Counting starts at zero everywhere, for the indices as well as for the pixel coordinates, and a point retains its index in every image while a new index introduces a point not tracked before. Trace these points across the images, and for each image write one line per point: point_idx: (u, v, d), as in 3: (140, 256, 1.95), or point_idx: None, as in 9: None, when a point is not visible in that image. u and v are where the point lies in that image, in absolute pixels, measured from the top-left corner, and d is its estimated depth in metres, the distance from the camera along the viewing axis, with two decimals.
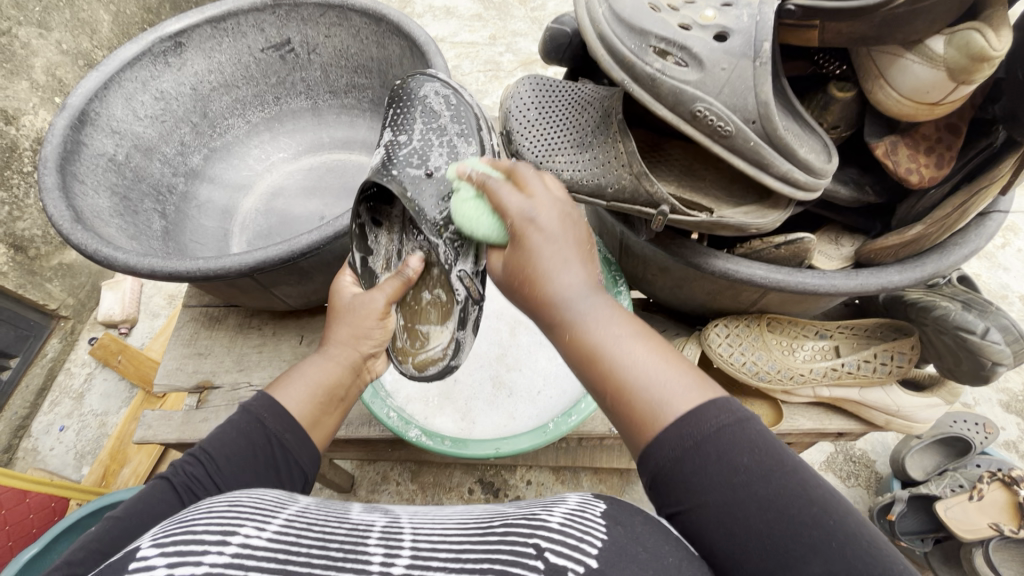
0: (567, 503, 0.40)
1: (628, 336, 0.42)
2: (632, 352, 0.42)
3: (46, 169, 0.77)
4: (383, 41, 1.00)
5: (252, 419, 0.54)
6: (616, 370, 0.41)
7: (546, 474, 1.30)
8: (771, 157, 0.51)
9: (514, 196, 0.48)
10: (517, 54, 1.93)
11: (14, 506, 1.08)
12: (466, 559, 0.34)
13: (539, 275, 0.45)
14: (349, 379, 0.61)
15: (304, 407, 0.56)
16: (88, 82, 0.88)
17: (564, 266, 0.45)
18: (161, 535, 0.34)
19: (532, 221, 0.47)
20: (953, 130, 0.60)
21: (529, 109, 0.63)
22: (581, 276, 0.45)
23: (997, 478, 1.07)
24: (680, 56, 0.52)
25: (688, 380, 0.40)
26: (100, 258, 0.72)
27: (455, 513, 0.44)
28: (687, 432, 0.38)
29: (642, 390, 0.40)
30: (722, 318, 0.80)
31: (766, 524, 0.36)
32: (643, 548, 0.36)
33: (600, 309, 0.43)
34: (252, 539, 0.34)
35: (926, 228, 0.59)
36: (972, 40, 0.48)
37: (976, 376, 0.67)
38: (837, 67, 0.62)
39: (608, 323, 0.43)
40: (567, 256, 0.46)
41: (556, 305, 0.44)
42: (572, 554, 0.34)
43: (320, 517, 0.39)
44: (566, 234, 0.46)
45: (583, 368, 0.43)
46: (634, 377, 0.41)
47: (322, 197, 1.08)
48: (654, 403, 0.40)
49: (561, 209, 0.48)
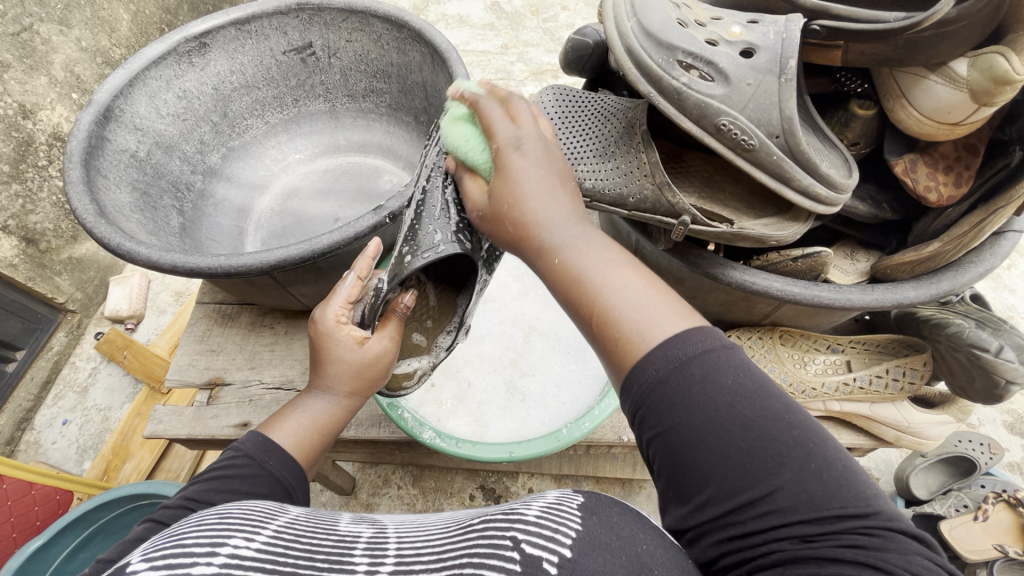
0: (545, 498, 0.40)
1: (615, 263, 0.44)
2: (623, 281, 0.43)
3: (71, 164, 0.78)
4: (404, 47, 1.01)
5: (252, 463, 0.54)
6: (601, 293, 0.43)
7: (548, 482, 1.30)
8: (794, 171, 0.52)
9: (503, 123, 0.51)
10: (528, 63, 1.95)
11: (20, 498, 1.08)
12: (448, 558, 0.35)
13: (518, 198, 0.48)
14: (347, 417, 0.62)
15: (300, 446, 0.58)
16: (113, 80, 0.90)
17: (545, 190, 0.48)
18: (149, 550, 0.34)
19: (515, 147, 0.49)
20: (971, 150, 0.61)
21: (551, 119, 0.64)
22: (568, 208, 0.48)
23: (1003, 499, 1.08)
24: (705, 71, 0.53)
25: (667, 309, 0.41)
26: (122, 252, 0.72)
27: (441, 519, 0.44)
28: (668, 356, 0.38)
29: (627, 312, 0.41)
30: (736, 330, 0.80)
31: (745, 449, 0.36)
32: (616, 537, 0.36)
33: (587, 236, 0.46)
34: (241, 549, 0.34)
35: (943, 246, 0.59)
36: (995, 64, 0.49)
37: (990, 395, 0.67)
38: (860, 85, 0.65)
39: (595, 257, 0.45)
40: (548, 185, 0.48)
41: (537, 233, 0.47)
42: (547, 545, 0.34)
43: (308, 529, 0.40)
44: (549, 164, 0.49)
45: (563, 292, 0.46)
46: (617, 302, 0.42)
47: (337, 198, 1.09)
48: (637, 331, 0.40)
49: (543, 144, 0.50)
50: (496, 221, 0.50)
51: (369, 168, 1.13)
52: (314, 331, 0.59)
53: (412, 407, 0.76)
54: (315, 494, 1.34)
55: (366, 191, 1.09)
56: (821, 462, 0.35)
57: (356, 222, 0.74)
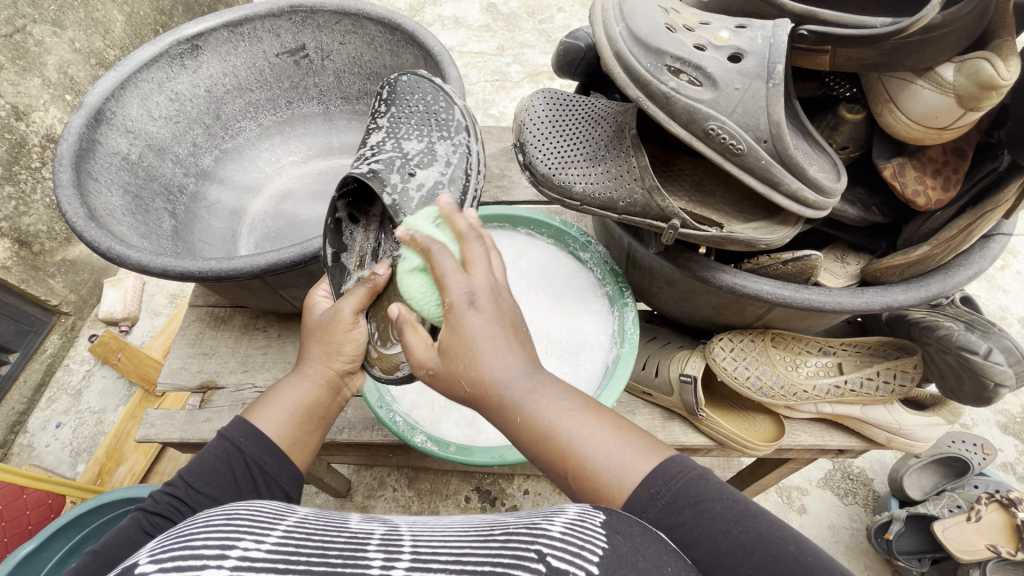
0: (566, 512, 0.40)
1: (577, 412, 0.47)
2: (577, 425, 0.46)
3: (61, 167, 0.78)
4: (397, 49, 1.01)
5: (228, 445, 0.55)
6: (571, 448, 0.45)
7: (544, 484, 1.30)
8: (782, 176, 0.52)
9: (456, 275, 0.48)
10: (524, 65, 1.95)
11: (11, 502, 1.07)
12: (466, 561, 0.35)
13: (478, 376, 0.46)
14: (326, 394, 0.61)
15: (283, 431, 0.58)
16: (104, 82, 0.89)
17: (495, 361, 0.46)
18: (159, 551, 0.34)
19: (471, 302, 0.47)
20: (959, 154, 0.61)
21: (542, 123, 0.65)
22: (520, 361, 0.47)
23: (994, 499, 1.08)
24: (694, 75, 0.53)
25: (629, 447, 0.45)
26: (112, 255, 0.72)
27: (455, 522, 0.44)
28: (650, 491, 0.43)
29: (597, 467, 0.44)
30: (726, 333, 0.80)
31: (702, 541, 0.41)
32: (643, 557, 0.36)
33: (543, 388, 0.47)
34: (251, 552, 0.34)
35: (932, 250, 0.59)
36: (981, 69, 0.49)
37: (980, 397, 0.67)
38: (847, 89, 0.65)
39: (554, 401, 0.47)
40: (500, 341, 0.47)
41: (496, 394, 0.46)
42: (573, 560, 0.34)
43: (318, 528, 0.40)
44: (500, 326, 0.47)
45: (530, 450, 0.47)
46: (588, 454, 0.45)
47: (331, 200, 1.09)
48: (610, 476, 0.44)
49: (488, 281, 0.49)
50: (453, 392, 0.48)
51: None
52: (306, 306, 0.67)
53: (404, 411, 0.76)
54: (310, 497, 1.34)
55: None
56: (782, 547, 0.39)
57: None
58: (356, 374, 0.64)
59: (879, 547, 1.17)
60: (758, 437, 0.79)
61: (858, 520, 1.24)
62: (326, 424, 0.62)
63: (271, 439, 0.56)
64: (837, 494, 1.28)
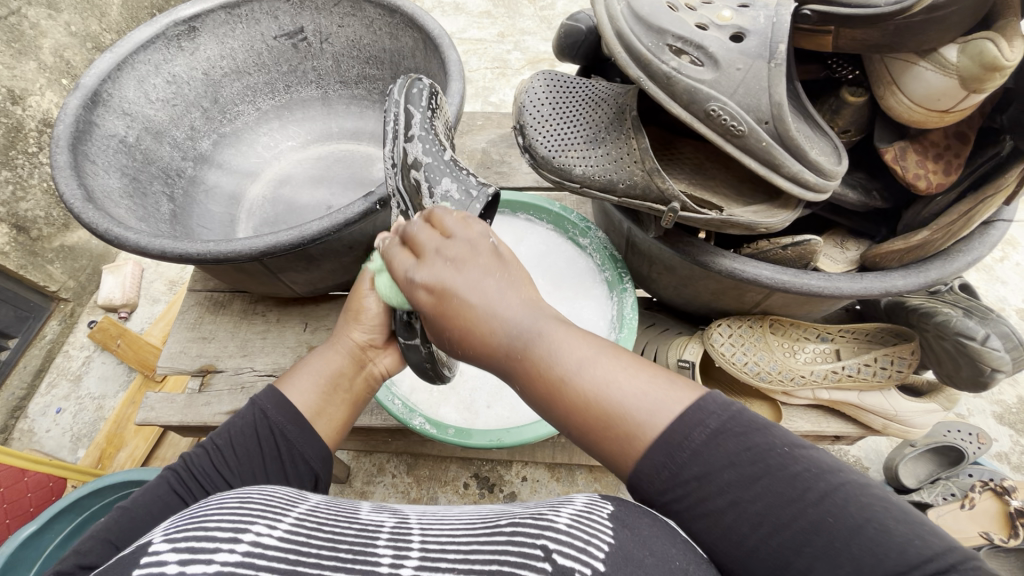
0: (573, 504, 0.40)
1: (593, 356, 0.43)
2: (604, 371, 0.42)
3: (58, 148, 0.77)
4: (396, 33, 1.00)
5: (257, 411, 0.56)
6: (591, 400, 0.41)
7: (542, 471, 1.31)
8: (783, 158, 0.52)
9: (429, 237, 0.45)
10: (525, 52, 1.93)
11: (12, 485, 1.08)
12: (475, 560, 0.36)
13: (469, 318, 0.42)
14: (356, 369, 0.62)
15: (310, 399, 0.58)
16: (100, 64, 0.88)
17: (490, 297, 0.43)
18: (172, 530, 0.36)
19: (471, 250, 0.44)
20: (961, 138, 0.61)
21: (542, 104, 0.64)
22: (519, 300, 0.43)
23: (988, 487, 1.08)
24: (696, 55, 0.53)
25: (660, 393, 0.41)
26: (110, 238, 0.72)
27: (463, 512, 0.45)
28: (676, 439, 0.40)
29: (624, 412, 0.41)
30: (725, 318, 0.80)
31: (737, 480, 0.39)
32: (649, 553, 0.37)
33: (554, 328, 0.43)
34: (263, 537, 0.35)
35: (931, 234, 0.59)
36: (985, 49, 0.49)
37: (976, 382, 0.68)
38: (850, 71, 0.64)
39: (566, 346, 0.43)
40: (495, 281, 0.43)
41: (496, 340, 0.43)
42: (579, 556, 0.34)
43: (330, 517, 0.40)
44: (482, 264, 0.43)
45: (537, 396, 0.43)
46: (614, 399, 0.41)
47: (329, 185, 1.08)
48: (634, 424, 0.40)
49: (467, 247, 0.44)
50: (440, 338, 0.45)
51: (362, 156, 1.11)
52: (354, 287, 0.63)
53: (403, 394, 0.76)
54: None
55: (359, 178, 1.07)
56: (836, 518, 0.36)
57: (347, 208, 0.74)
58: (380, 352, 0.64)
59: None
60: None
61: None
62: (353, 398, 0.61)
63: (298, 409, 0.57)
64: None
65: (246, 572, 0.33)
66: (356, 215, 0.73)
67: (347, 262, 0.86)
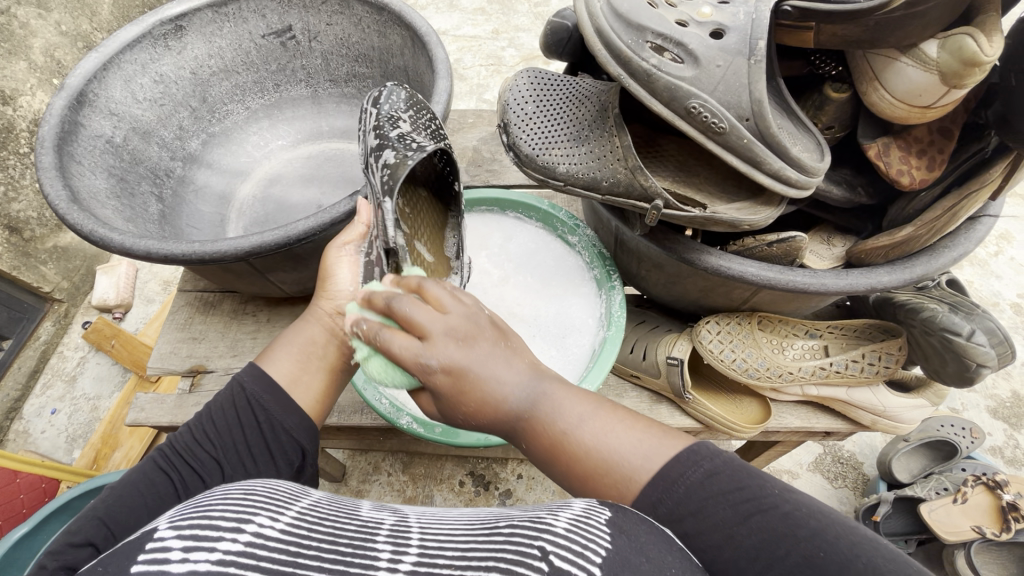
0: (571, 508, 0.39)
1: (589, 414, 0.46)
2: (599, 428, 0.45)
3: (43, 149, 0.77)
4: (384, 30, 1.00)
5: (236, 386, 0.57)
6: (589, 454, 0.44)
7: (537, 468, 1.31)
8: (764, 155, 0.52)
9: (423, 313, 0.43)
10: (520, 49, 1.93)
11: (5, 486, 1.08)
12: (472, 558, 0.35)
13: (478, 394, 0.43)
14: (330, 338, 0.60)
15: (284, 369, 0.58)
16: (86, 63, 0.88)
17: (496, 374, 0.44)
18: (178, 518, 0.34)
19: (472, 330, 0.44)
20: (945, 134, 0.61)
21: (525, 102, 0.64)
22: (520, 369, 0.45)
23: (980, 482, 1.09)
24: (676, 52, 0.53)
25: (653, 441, 0.45)
26: (95, 238, 0.71)
27: (461, 514, 0.43)
28: (668, 487, 0.42)
29: (620, 464, 0.44)
30: (713, 315, 0.80)
31: (731, 516, 0.41)
32: (646, 560, 0.36)
33: (551, 391, 0.46)
34: (265, 529, 0.34)
35: (916, 230, 0.59)
36: (964, 45, 0.49)
37: (961, 378, 0.68)
38: (833, 67, 0.64)
39: (564, 407, 0.45)
40: (496, 354, 0.44)
41: (503, 408, 0.44)
42: (576, 560, 0.34)
43: (331, 512, 0.39)
44: (485, 337, 0.44)
45: (539, 452, 0.46)
46: (610, 455, 0.44)
47: (320, 184, 1.07)
48: (628, 474, 0.43)
49: (469, 322, 0.44)
50: (446, 408, 0.45)
51: (352, 155, 1.11)
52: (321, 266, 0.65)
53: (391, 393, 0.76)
54: None
55: (349, 177, 1.07)
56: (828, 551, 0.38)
57: (332, 208, 0.73)
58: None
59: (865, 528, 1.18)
60: (745, 420, 0.80)
61: (846, 502, 1.26)
62: (331, 366, 0.60)
63: (277, 381, 0.56)
64: (827, 477, 1.29)
65: (247, 562, 0.32)
66: (342, 214, 0.73)
67: None
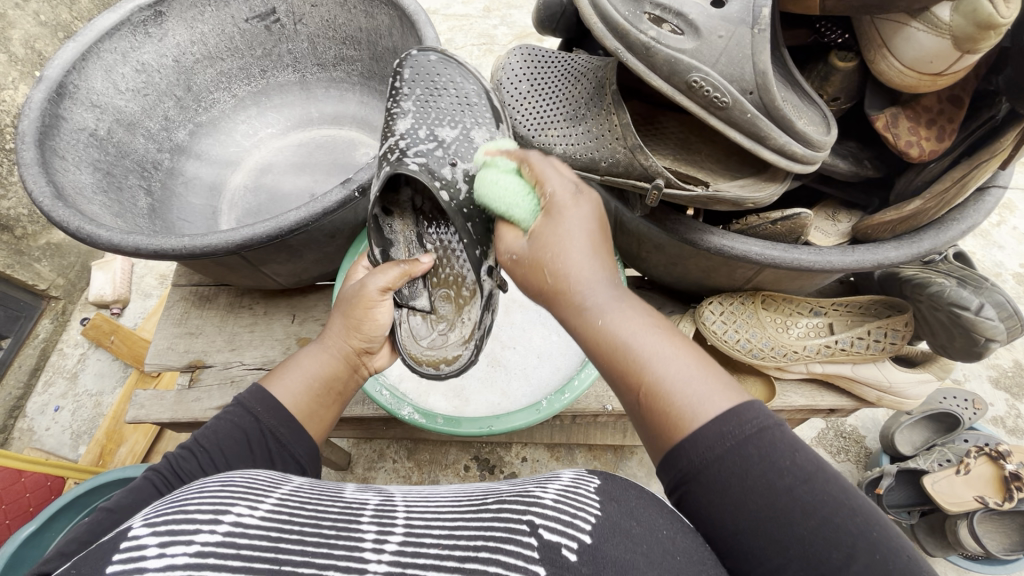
0: (560, 479, 0.39)
1: (646, 329, 0.43)
2: (655, 345, 0.42)
3: (24, 144, 0.74)
4: (371, 11, 0.96)
5: (245, 413, 0.55)
6: (639, 362, 0.41)
7: (541, 451, 1.32)
8: (769, 130, 0.50)
9: (550, 176, 0.51)
10: (512, 27, 1.88)
11: (10, 486, 1.08)
12: (461, 536, 0.34)
13: (552, 258, 0.47)
14: (348, 372, 0.63)
15: (300, 400, 0.58)
16: (64, 53, 0.85)
17: (580, 248, 0.46)
18: (152, 515, 0.33)
19: (570, 201, 0.49)
20: (955, 102, 0.59)
21: (521, 81, 0.64)
22: (596, 265, 0.46)
23: (983, 453, 1.09)
24: (676, 23, 0.51)
25: (715, 384, 0.40)
26: (82, 236, 0.69)
27: (449, 490, 0.42)
28: (726, 430, 0.38)
29: (671, 390, 0.40)
30: (716, 296, 0.79)
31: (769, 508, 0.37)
32: (636, 524, 0.35)
33: (614, 297, 0.45)
34: (244, 518, 0.33)
35: (925, 203, 0.57)
36: (979, 7, 0.46)
37: (970, 352, 0.67)
38: (840, 35, 0.62)
39: (625, 314, 0.44)
40: (587, 241, 0.47)
41: (571, 283, 0.46)
42: (566, 531, 0.33)
43: (313, 496, 0.39)
44: (589, 220, 0.48)
45: (598, 359, 0.44)
46: (662, 375, 0.40)
47: (312, 172, 1.05)
48: (685, 404, 0.39)
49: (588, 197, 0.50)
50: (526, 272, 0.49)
51: (343, 141, 1.08)
52: (358, 294, 0.63)
53: (392, 383, 0.76)
54: None
55: (342, 163, 1.05)
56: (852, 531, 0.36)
57: (325, 196, 0.72)
58: (373, 354, 0.66)
59: (869, 501, 1.18)
60: None
61: (849, 476, 1.26)
62: (342, 399, 0.63)
63: (288, 409, 0.57)
64: (830, 451, 1.30)
65: (226, 551, 0.31)
66: (335, 202, 0.72)
67: (331, 251, 0.84)
